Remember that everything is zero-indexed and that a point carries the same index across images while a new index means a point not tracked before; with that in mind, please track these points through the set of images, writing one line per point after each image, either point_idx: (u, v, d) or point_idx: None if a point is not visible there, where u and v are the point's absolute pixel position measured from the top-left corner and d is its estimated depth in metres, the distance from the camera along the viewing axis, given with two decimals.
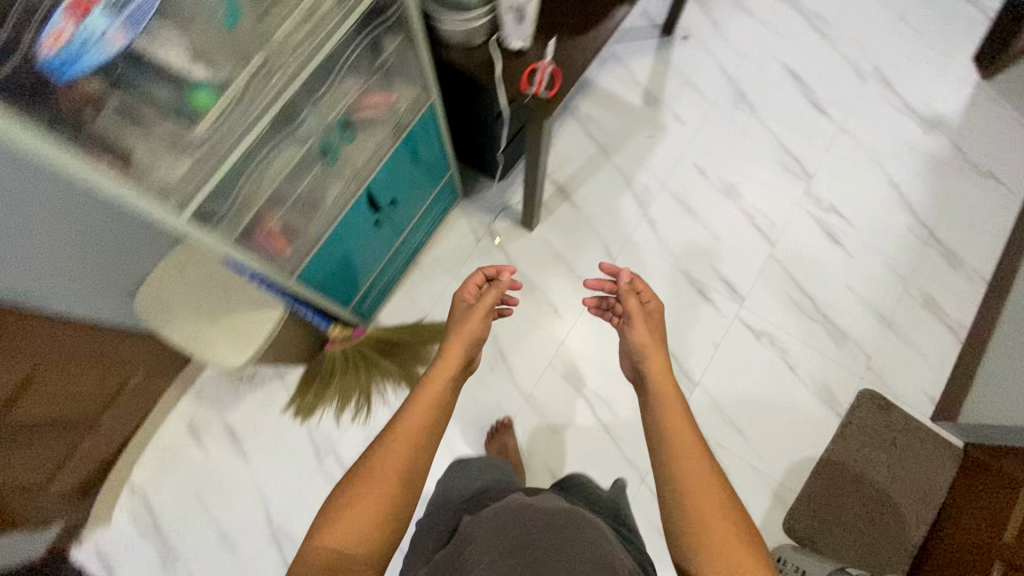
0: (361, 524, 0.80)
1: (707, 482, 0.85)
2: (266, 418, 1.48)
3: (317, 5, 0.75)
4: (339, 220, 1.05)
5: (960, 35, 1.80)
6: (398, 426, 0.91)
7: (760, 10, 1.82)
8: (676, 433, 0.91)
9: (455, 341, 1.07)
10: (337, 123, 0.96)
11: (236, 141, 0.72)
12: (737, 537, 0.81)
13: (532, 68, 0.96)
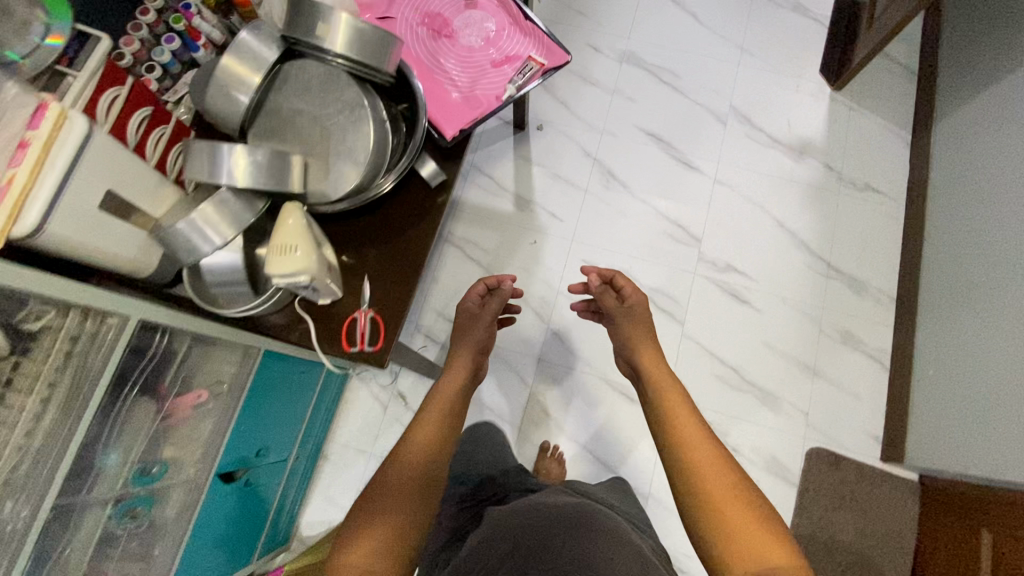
0: (386, 527, 0.83)
1: (715, 467, 0.87)
2: None
3: (36, 420, 0.63)
4: (189, 533, 0.90)
5: (801, 51, 1.78)
6: (419, 439, 0.98)
7: (605, 77, 1.76)
8: (675, 427, 0.97)
9: (459, 354, 1.17)
10: (141, 462, 0.82)
11: None
12: (753, 516, 0.80)
13: (352, 318, 0.86)
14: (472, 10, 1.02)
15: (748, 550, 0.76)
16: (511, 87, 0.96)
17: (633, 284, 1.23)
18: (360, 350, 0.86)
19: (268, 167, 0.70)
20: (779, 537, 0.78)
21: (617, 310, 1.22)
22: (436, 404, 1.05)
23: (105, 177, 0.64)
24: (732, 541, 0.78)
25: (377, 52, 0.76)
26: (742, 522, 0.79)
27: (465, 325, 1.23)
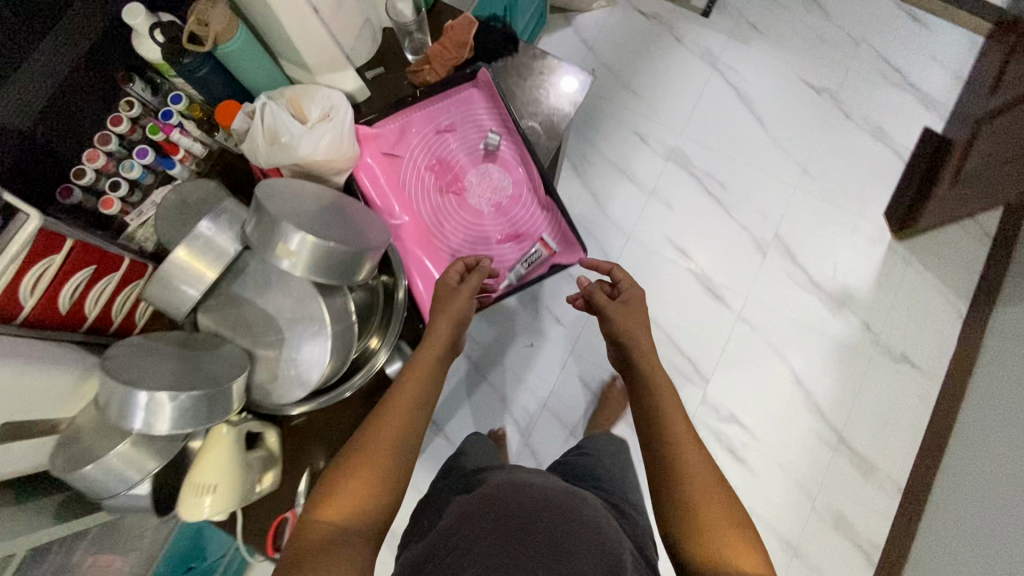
0: (358, 499, 0.62)
1: (709, 475, 0.73)
2: None
3: None
4: None
5: (870, 187, 1.58)
6: (402, 387, 0.73)
7: (645, 175, 1.59)
8: (661, 418, 0.81)
9: (440, 321, 0.78)
10: None
11: None
12: (739, 525, 0.69)
13: (281, 518, 0.78)
14: (490, 165, 0.89)
15: (724, 563, 0.66)
16: (513, 271, 0.87)
17: (630, 277, 0.97)
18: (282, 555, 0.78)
19: (197, 407, 0.60)
20: (757, 546, 0.68)
21: (611, 304, 0.94)
22: (424, 351, 0.76)
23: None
24: (716, 554, 0.67)
25: (347, 269, 0.65)
26: (727, 529, 0.69)
27: (443, 304, 0.80)
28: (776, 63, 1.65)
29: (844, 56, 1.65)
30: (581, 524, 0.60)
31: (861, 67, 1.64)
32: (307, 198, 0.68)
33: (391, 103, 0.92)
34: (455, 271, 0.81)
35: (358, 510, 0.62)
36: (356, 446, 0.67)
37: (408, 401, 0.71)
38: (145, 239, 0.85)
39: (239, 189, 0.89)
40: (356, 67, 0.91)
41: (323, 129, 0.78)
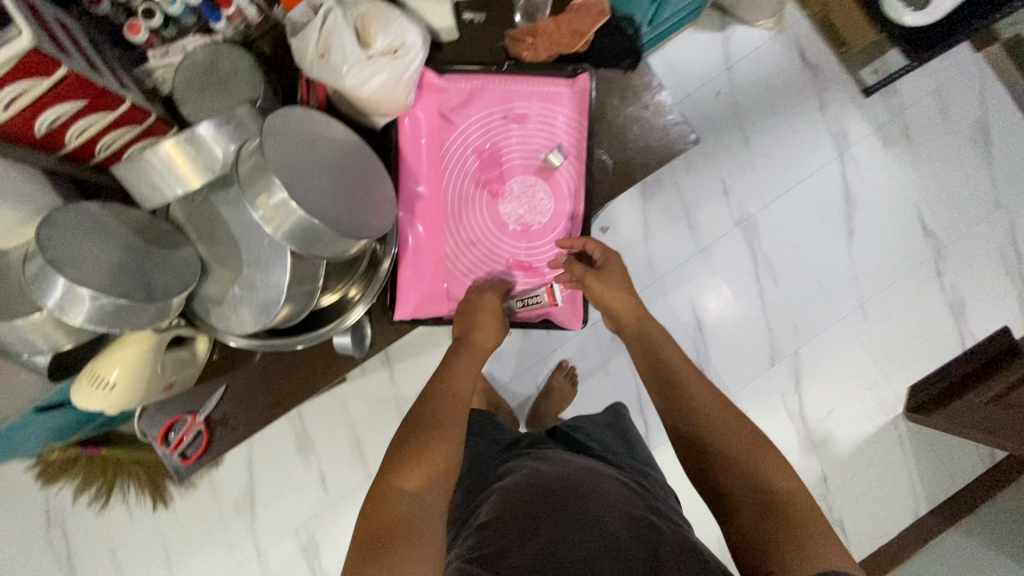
0: (436, 474, 0.61)
1: (734, 416, 0.70)
2: (11, 484, 1.46)
3: None
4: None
5: (915, 355, 1.46)
6: (459, 371, 0.72)
7: (706, 230, 1.46)
8: (675, 373, 0.75)
9: (484, 332, 0.76)
10: None
11: None
12: (765, 450, 0.66)
13: (178, 417, 0.79)
14: (539, 181, 0.80)
15: (759, 494, 0.62)
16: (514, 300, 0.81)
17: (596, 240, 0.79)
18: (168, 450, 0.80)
19: (120, 311, 0.56)
20: (783, 461, 0.65)
21: (590, 276, 0.79)
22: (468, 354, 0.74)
23: None
24: (751, 490, 0.63)
25: (326, 245, 0.58)
26: (751, 457, 0.65)
27: (477, 313, 0.76)
28: (901, 184, 1.46)
29: (973, 213, 1.46)
30: (602, 501, 0.66)
31: (983, 233, 1.46)
32: (322, 145, 0.61)
33: (474, 60, 0.80)
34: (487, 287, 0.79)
35: (440, 480, 0.61)
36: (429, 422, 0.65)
37: (467, 384, 0.71)
38: (165, 82, 0.74)
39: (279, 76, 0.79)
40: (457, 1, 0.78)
41: (381, 64, 0.68)
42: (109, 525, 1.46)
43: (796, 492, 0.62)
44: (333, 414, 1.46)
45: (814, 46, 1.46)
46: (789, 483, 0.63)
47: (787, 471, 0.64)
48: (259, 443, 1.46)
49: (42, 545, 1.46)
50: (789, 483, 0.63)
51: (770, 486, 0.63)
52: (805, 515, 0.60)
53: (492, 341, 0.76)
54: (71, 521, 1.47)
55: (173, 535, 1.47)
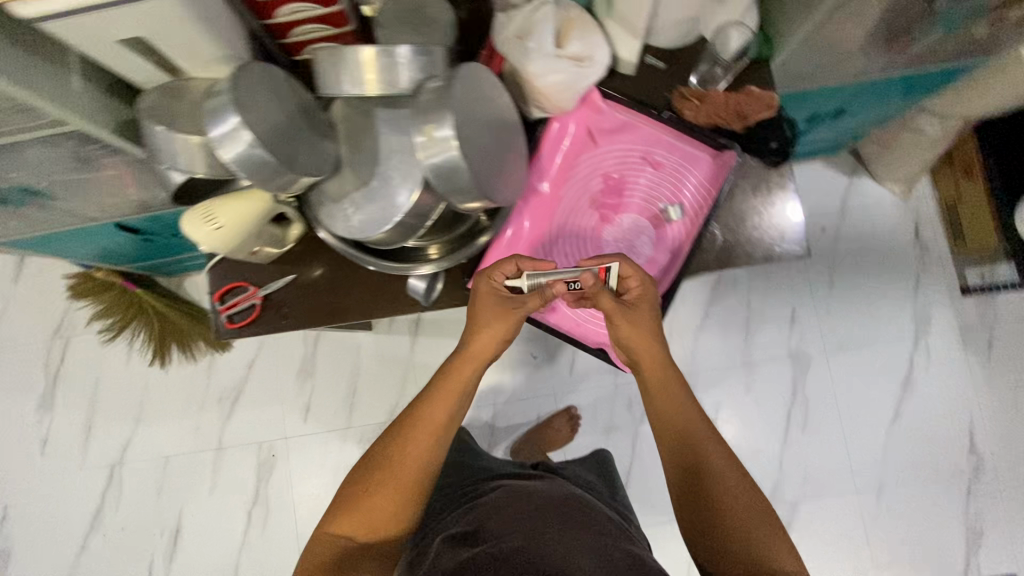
0: (374, 524, 0.77)
1: (738, 477, 0.73)
2: (44, 284, 1.54)
3: None
4: (19, 232, 0.94)
5: (913, 562, 1.38)
6: (422, 423, 0.79)
7: (759, 347, 1.45)
8: (687, 423, 0.77)
9: (481, 338, 0.79)
10: (21, 187, 0.82)
11: None
12: (762, 516, 0.71)
13: (241, 283, 0.82)
14: (647, 227, 0.83)
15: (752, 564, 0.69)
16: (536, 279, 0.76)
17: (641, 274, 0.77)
18: (219, 310, 0.82)
19: (263, 167, 0.61)
20: (773, 523, 0.71)
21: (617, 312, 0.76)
22: (439, 396, 0.80)
23: (143, 28, 0.58)
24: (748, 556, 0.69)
25: (458, 190, 0.62)
26: (745, 520, 0.71)
27: (482, 311, 0.77)
28: (965, 392, 1.43)
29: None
30: (570, 520, 0.68)
31: None
32: (492, 107, 0.66)
33: (638, 97, 0.83)
34: (498, 270, 0.76)
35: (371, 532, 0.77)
36: (378, 471, 0.77)
37: (429, 432, 0.79)
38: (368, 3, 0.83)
39: (467, 39, 0.85)
40: (648, 43, 0.83)
41: (565, 65, 0.73)
42: (105, 359, 1.51)
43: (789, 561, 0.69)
44: (345, 354, 1.48)
45: (932, 227, 1.47)
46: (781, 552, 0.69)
47: (779, 541, 0.70)
48: (268, 347, 1.49)
49: (43, 349, 1.52)
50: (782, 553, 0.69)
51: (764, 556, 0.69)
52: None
53: (468, 374, 0.81)
54: (78, 338, 1.52)
55: (154, 395, 1.50)
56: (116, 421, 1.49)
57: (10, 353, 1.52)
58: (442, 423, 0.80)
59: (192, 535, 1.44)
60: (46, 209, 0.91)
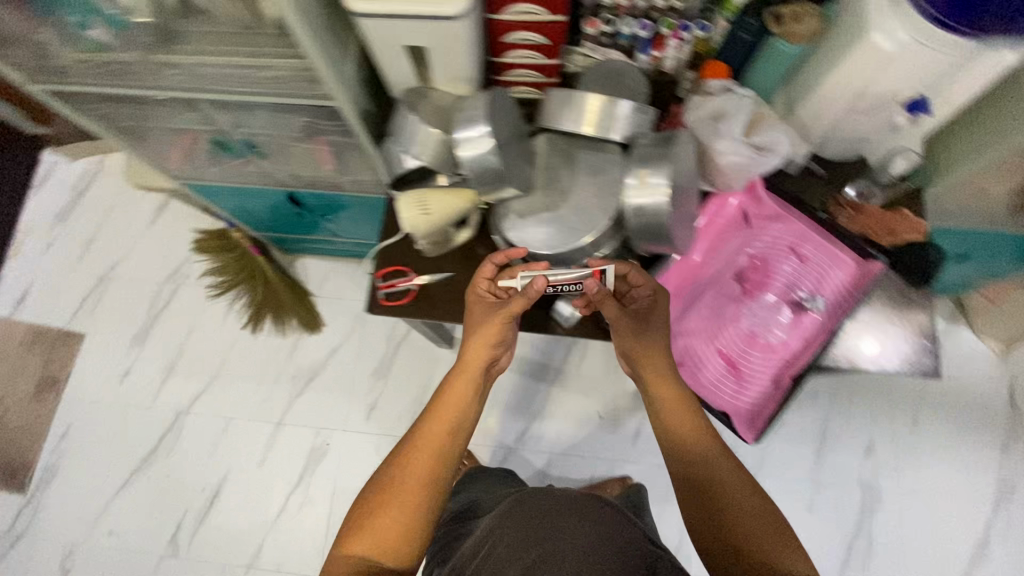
0: (382, 544, 0.73)
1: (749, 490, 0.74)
2: (175, 231, 1.67)
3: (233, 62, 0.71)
4: (210, 178, 1.05)
5: None
6: (424, 441, 0.78)
7: (828, 468, 1.42)
8: (702, 448, 0.76)
9: (474, 343, 0.79)
10: (244, 141, 0.94)
11: (96, 84, 0.76)
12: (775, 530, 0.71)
13: (403, 268, 0.90)
14: (785, 310, 0.86)
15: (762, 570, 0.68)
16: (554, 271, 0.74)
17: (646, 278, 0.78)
18: (377, 287, 0.89)
19: (489, 171, 0.71)
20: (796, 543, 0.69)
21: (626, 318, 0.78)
22: (443, 406, 0.80)
23: (431, 40, 0.69)
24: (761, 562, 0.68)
25: (649, 231, 0.69)
26: (765, 541, 0.69)
27: (480, 317, 0.79)
28: None
29: None
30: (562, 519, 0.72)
31: None
32: (689, 170, 0.74)
33: (796, 194, 0.91)
34: (485, 275, 0.78)
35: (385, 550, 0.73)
36: (386, 485, 0.76)
37: (439, 437, 0.78)
38: (574, 62, 0.95)
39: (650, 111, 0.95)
40: (815, 150, 0.91)
41: (749, 151, 0.81)
42: (203, 312, 1.61)
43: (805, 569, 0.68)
44: (421, 364, 1.53)
45: None
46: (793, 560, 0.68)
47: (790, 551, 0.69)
48: (353, 340, 1.56)
49: (154, 288, 1.64)
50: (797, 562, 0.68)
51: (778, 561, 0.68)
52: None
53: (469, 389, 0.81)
54: (185, 286, 1.63)
55: (235, 356, 1.57)
56: (194, 371, 1.56)
57: (124, 284, 1.64)
58: (450, 433, 0.79)
59: (229, 500, 1.46)
60: (247, 165, 1.03)
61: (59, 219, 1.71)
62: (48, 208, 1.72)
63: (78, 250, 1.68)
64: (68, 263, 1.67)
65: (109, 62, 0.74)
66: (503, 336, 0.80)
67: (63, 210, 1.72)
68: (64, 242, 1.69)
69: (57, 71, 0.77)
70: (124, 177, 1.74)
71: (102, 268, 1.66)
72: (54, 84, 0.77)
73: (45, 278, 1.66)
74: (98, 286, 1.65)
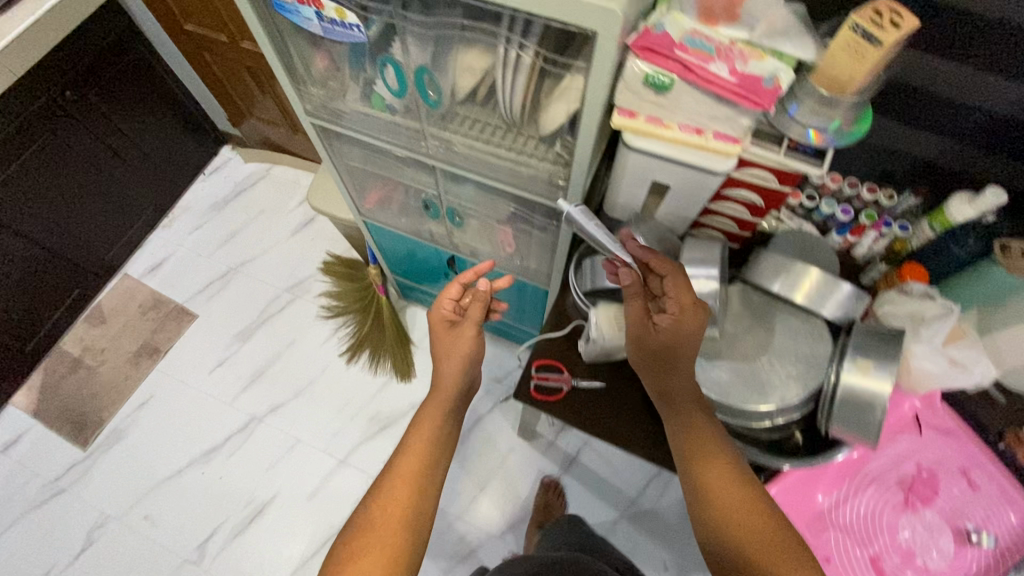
0: None
1: (741, 493, 0.65)
2: (311, 249, 1.80)
3: (496, 150, 0.80)
4: (397, 226, 1.15)
5: None
6: (401, 475, 0.76)
7: None
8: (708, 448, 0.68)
9: (449, 364, 0.84)
10: (448, 208, 1.02)
11: (365, 132, 0.86)
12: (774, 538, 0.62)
13: (560, 364, 0.89)
14: (949, 535, 0.82)
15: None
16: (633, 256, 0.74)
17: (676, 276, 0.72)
18: (534, 378, 0.88)
19: (698, 308, 0.73)
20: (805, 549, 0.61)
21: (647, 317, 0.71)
22: (417, 436, 0.80)
23: (678, 183, 0.75)
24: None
25: (849, 420, 0.67)
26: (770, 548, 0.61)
27: (456, 345, 0.85)
28: None
29: None
30: None
31: None
32: None
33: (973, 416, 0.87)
34: (447, 295, 0.88)
35: None
36: (364, 529, 0.71)
37: (420, 466, 0.77)
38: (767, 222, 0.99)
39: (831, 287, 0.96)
40: (1003, 379, 0.88)
41: (942, 362, 0.80)
42: (308, 329, 1.67)
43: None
44: (494, 448, 1.50)
45: None
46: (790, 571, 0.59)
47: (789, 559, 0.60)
48: None
49: (272, 294, 1.72)
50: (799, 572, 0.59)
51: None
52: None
53: (441, 415, 0.82)
54: (301, 300, 1.71)
55: (322, 381, 1.60)
56: (281, 383, 1.59)
57: (249, 282, 1.74)
58: (431, 462, 0.78)
59: (269, 525, 1.43)
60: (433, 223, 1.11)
61: (215, 207, 1.87)
62: (210, 195, 1.90)
63: (222, 238, 1.82)
64: (208, 247, 1.80)
65: (386, 120, 0.84)
66: (473, 351, 0.86)
67: (222, 201, 1.88)
68: (211, 228, 1.84)
69: (323, 111, 0.86)
70: (283, 189, 1.91)
71: (235, 261, 1.78)
72: (310, 116, 0.88)
73: (183, 255, 1.79)
74: (226, 275, 1.76)
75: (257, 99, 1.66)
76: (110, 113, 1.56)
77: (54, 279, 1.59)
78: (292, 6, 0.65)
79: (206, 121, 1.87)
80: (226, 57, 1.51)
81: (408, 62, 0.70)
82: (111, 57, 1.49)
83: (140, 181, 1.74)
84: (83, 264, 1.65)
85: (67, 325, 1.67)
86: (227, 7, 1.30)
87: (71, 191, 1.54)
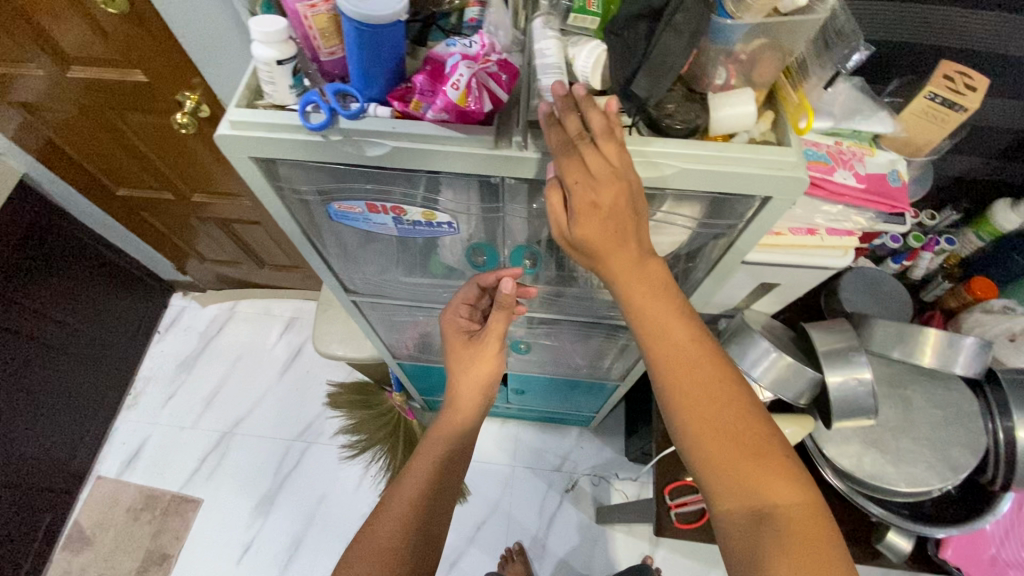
0: None
1: (722, 388, 0.50)
2: (309, 383, 1.62)
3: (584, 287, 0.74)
4: None
5: None
6: (399, 494, 0.65)
7: None
8: (676, 344, 0.50)
9: (461, 382, 0.71)
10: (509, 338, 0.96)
11: (427, 300, 0.80)
12: (766, 449, 0.49)
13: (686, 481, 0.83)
14: None
15: (754, 527, 0.47)
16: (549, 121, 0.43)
17: (603, 161, 0.41)
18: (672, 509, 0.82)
19: (849, 404, 0.69)
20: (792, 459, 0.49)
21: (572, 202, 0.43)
22: (423, 449, 0.69)
23: (785, 277, 0.71)
24: (746, 508, 0.48)
25: None
26: (749, 468, 0.48)
27: (471, 364, 0.72)
28: None
29: None
30: None
31: None
32: None
33: None
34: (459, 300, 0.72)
35: None
36: (357, 548, 0.62)
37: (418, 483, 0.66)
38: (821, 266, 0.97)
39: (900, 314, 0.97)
40: None
41: None
42: (334, 478, 1.49)
43: (808, 502, 0.47)
44: (579, 545, 1.39)
45: None
46: (787, 492, 0.47)
47: (788, 477, 0.48)
48: (503, 513, 1.43)
49: (281, 449, 1.53)
50: (796, 496, 0.47)
51: (774, 506, 0.47)
52: (818, 542, 0.46)
53: (457, 432, 0.70)
54: (317, 444, 1.53)
55: None
56: (324, 547, 1.41)
57: (250, 440, 1.54)
58: (443, 473, 0.67)
59: None
60: None
61: (184, 366, 1.65)
62: (174, 354, 1.67)
63: (203, 399, 1.60)
64: (190, 414, 1.58)
65: (447, 282, 0.76)
66: (493, 373, 0.73)
67: (189, 357, 1.66)
68: (186, 393, 1.61)
69: (366, 286, 0.79)
70: (256, 325, 1.71)
71: (227, 422, 1.57)
72: (351, 292, 0.80)
73: (162, 434, 1.55)
74: (220, 441, 1.54)
75: (210, 243, 1.48)
76: (42, 304, 1.32)
77: (18, 514, 1.31)
78: (360, 216, 0.58)
79: (150, 276, 1.65)
80: (171, 212, 1.34)
81: (494, 238, 0.66)
82: (33, 242, 1.27)
83: (91, 367, 1.49)
84: (46, 484, 1.38)
85: (43, 564, 1.39)
86: (168, 160, 1.13)
87: (12, 406, 1.28)
